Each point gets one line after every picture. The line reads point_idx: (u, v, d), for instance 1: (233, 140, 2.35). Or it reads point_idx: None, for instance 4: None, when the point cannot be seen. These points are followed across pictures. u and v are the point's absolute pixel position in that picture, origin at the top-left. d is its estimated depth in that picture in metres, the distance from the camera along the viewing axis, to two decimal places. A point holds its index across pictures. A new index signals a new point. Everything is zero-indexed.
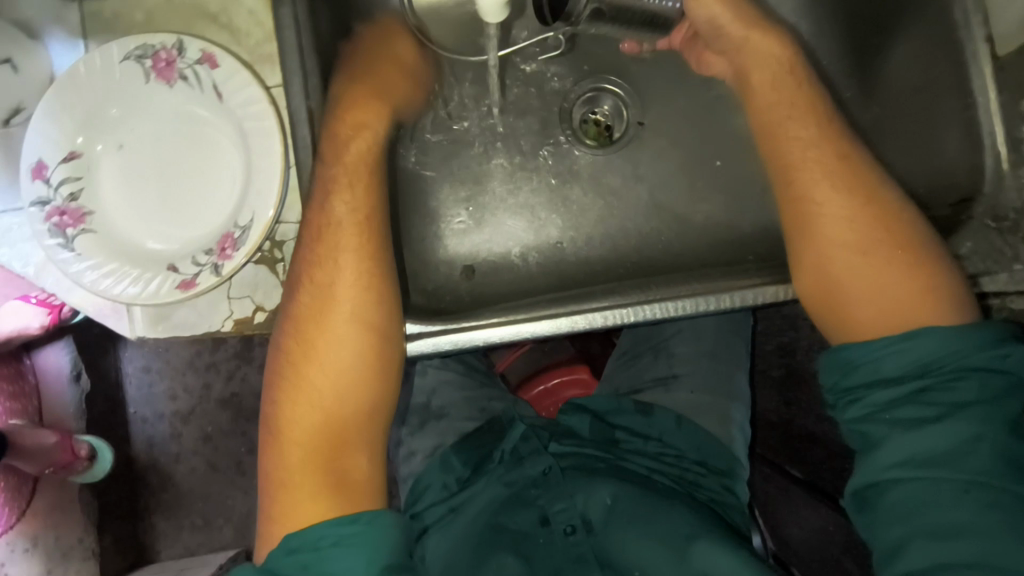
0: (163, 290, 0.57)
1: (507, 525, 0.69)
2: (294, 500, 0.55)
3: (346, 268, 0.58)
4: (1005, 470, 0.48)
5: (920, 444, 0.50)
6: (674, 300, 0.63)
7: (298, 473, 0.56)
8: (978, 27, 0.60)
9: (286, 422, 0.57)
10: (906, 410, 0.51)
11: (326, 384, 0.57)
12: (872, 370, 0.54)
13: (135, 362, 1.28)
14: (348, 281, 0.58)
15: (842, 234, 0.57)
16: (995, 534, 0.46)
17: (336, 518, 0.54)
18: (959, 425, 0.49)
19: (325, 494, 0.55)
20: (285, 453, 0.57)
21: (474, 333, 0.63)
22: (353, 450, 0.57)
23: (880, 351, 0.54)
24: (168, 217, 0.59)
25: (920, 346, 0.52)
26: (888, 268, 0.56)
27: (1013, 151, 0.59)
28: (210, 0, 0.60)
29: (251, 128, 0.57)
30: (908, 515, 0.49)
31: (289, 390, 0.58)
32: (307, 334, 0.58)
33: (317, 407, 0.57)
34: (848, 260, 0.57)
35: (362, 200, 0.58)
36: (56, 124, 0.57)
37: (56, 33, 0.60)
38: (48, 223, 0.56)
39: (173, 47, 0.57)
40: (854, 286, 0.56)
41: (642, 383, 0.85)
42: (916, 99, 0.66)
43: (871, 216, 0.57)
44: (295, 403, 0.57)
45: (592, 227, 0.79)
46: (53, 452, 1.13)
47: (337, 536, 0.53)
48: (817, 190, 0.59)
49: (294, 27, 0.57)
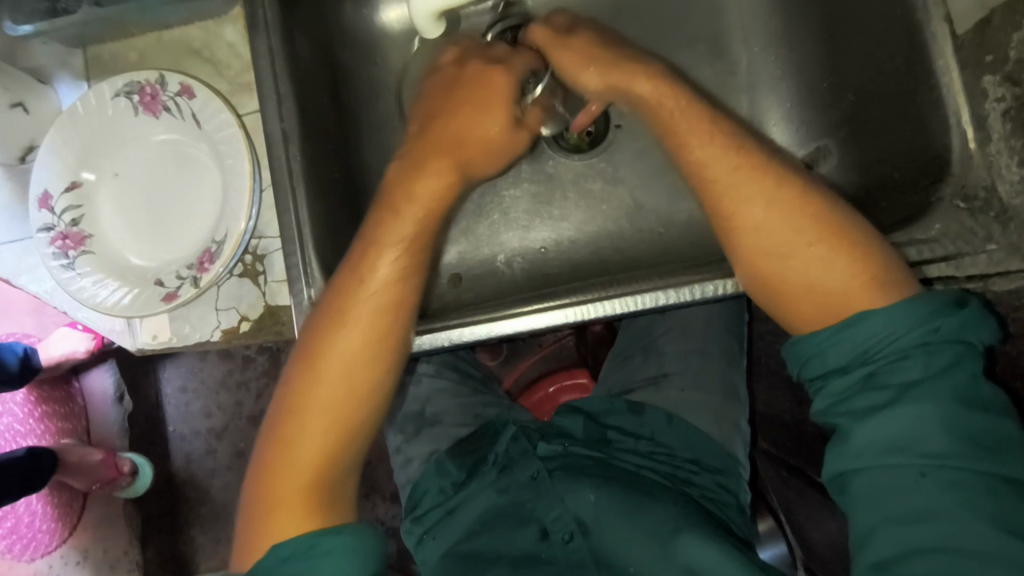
0: (148, 303, 0.61)
1: (508, 552, 0.66)
2: (283, 517, 0.54)
3: (377, 282, 0.58)
4: (961, 445, 0.47)
5: (876, 434, 0.49)
6: (635, 294, 0.64)
7: (293, 483, 0.55)
8: (936, 6, 0.59)
9: (296, 441, 0.55)
10: (860, 399, 0.50)
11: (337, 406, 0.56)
12: (822, 360, 0.53)
13: (172, 384, 1.37)
14: (378, 291, 0.58)
15: (766, 239, 0.56)
16: (959, 514, 0.46)
17: (317, 530, 0.53)
18: (909, 409, 0.48)
19: (313, 512, 0.54)
20: (289, 467, 0.55)
21: (439, 334, 0.65)
22: (349, 460, 0.57)
23: (825, 341, 0.53)
24: (156, 237, 0.64)
25: (861, 332, 0.51)
26: (819, 259, 0.54)
27: (979, 128, 0.57)
28: (195, 37, 0.65)
29: (224, 150, 0.61)
30: (874, 503, 0.49)
31: (294, 411, 0.56)
32: (328, 350, 0.57)
33: (326, 414, 0.56)
34: (779, 263, 0.55)
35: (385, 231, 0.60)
36: (59, 158, 0.63)
37: (63, 77, 0.67)
38: (52, 246, 0.62)
39: (156, 82, 0.62)
40: (803, 282, 0.55)
41: (633, 383, 0.86)
42: (890, 90, 0.65)
43: (792, 212, 0.55)
44: (304, 419, 0.56)
45: (576, 231, 0.81)
46: (98, 468, 1.26)
47: (329, 546, 0.53)
48: (735, 201, 0.57)
49: (269, 57, 0.62)
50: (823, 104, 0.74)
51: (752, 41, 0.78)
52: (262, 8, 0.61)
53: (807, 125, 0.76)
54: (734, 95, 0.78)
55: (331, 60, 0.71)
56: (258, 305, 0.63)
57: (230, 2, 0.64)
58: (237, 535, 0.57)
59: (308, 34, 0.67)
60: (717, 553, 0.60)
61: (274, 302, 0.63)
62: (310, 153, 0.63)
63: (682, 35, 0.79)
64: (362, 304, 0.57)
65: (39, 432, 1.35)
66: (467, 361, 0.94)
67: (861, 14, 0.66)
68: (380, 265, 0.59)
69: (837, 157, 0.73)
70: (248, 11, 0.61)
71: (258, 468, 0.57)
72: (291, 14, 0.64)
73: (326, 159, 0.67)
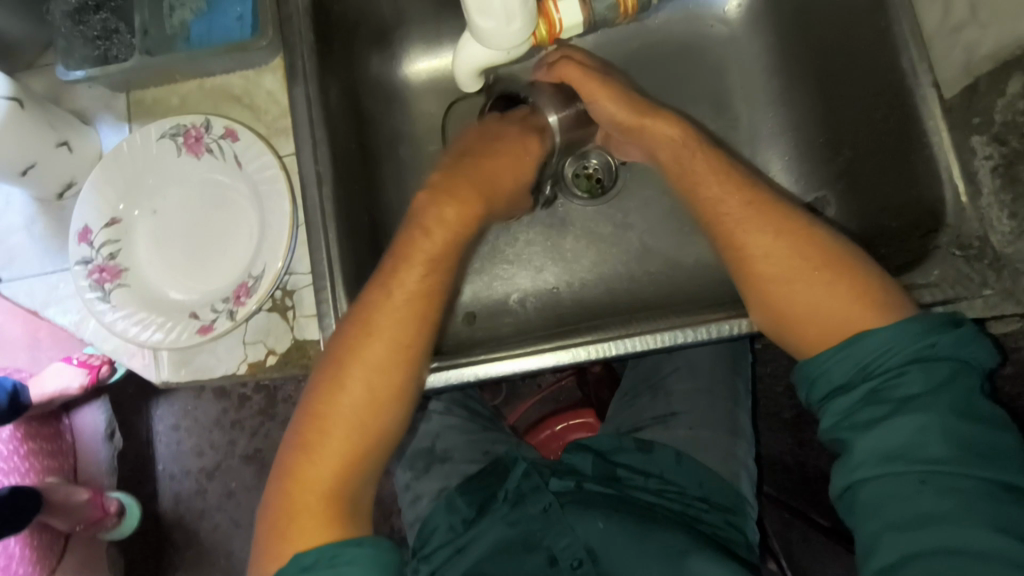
0: (184, 336, 0.63)
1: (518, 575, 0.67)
2: (303, 522, 0.55)
3: (403, 301, 0.61)
4: (960, 453, 0.48)
5: (877, 443, 0.50)
6: (653, 333, 0.67)
7: (310, 497, 0.56)
8: (924, 73, 0.64)
9: (308, 443, 0.58)
10: (861, 412, 0.52)
11: (349, 415, 0.58)
12: (826, 379, 0.55)
13: (165, 421, 1.35)
14: (408, 309, 0.60)
15: (773, 268, 0.59)
16: (960, 519, 0.46)
17: (345, 539, 0.55)
18: (910, 419, 0.49)
19: (326, 514, 0.55)
20: (305, 472, 0.57)
21: (466, 368, 0.68)
22: (362, 471, 0.58)
23: (828, 360, 0.55)
24: (191, 272, 0.66)
25: (860, 350, 0.53)
26: (820, 285, 0.57)
27: (970, 184, 0.62)
28: (235, 85, 0.69)
29: (264, 191, 0.64)
30: (877, 511, 0.49)
31: (316, 417, 0.58)
32: (345, 355, 0.59)
33: (346, 420, 0.58)
34: (784, 290, 0.58)
35: (407, 263, 0.62)
36: (100, 194, 0.65)
37: (106, 119, 0.70)
38: (89, 279, 0.64)
39: (201, 125, 0.66)
40: (806, 311, 0.57)
41: (642, 422, 0.87)
42: (886, 143, 0.69)
43: (795, 246, 0.59)
44: (315, 418, 0.58)
45: (586, 272, 0.84)
46: (84, 508, 1.22)
47: (352, 555, 0.53)
48: (743, 234, 0.61)
49: (306, 103, 0.65)
50: (823, 157, 0.79)
51: (754, 99, 0.83)
52: (301, 59, 0.65)
53: (808, 175, 0.80)
54: (737, 147, 0.83)
55: (359, 107, 0.75)
56: (286, 339, 0.65)
57: (271, 53, 0.68)
58: (257, 542, 0.58)
59: (341, 83, 0.71)
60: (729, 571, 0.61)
61: (302, 336, 0.65)
62: (341, 194, 0.66)
63: (687, 92, 0.84)
64: (385, 318, 0.60)
65: (24, 471, 1.25)
66: (476, 400, 0.94)
67: (856, 76, 0.71)
68: (407, 283, 0.61)
69: (837, 207, 0.77)
70: (289, 61, 0.65)
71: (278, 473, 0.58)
72: (327, 64, 0.68)
73: (354, 200, 0.69)
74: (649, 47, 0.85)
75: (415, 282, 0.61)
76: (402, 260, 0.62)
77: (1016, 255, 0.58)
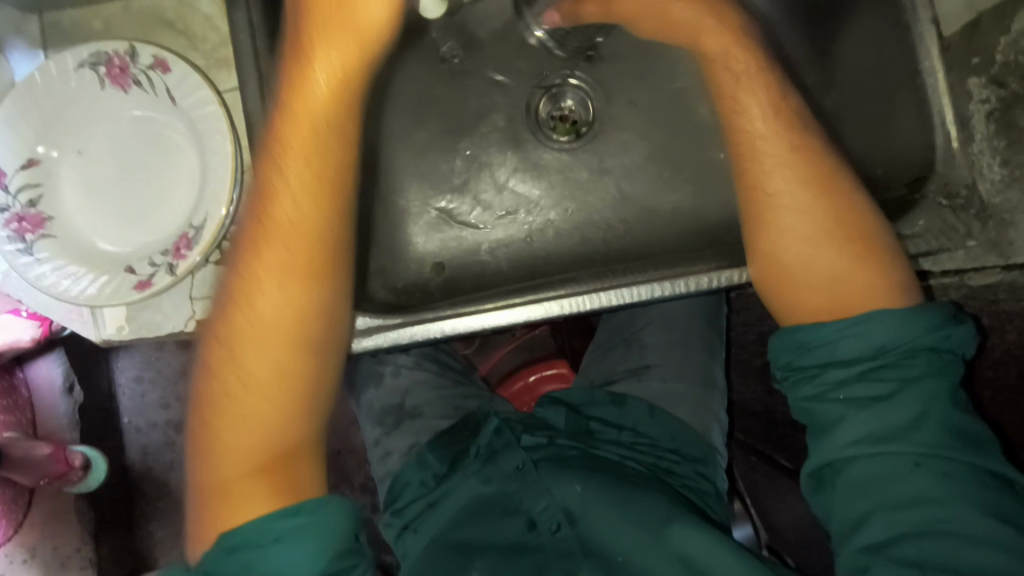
0: (120, 292, 0.58)
1: (495, 542, 0.66)
2: (235, 501, 0.51)
3: (276, 252, 0.54)
4: (953, 439, 0.48)
5: (874, 422, 0.49)
6: (629, 287, 0.64)
7: (241, 475, 0.52)
8: (924, 8, 0.61)
9: (228, 429, 0.53)
10: (860, 389, 0.50)
11: (252, 394, 0.54)
12: (828, 351, 0.52)
13: (127, 373, 1.30)
14: (286, 259, 0.55)
15: (796, 225, 0.56)
16: (951, 502, 0.46)
17: (277, 511, 0.50)
18: (912, 402, 0.49)
19: (266, 488, 0.52)
20: (228, 457, 0.53)
21: (432, 325, 0.64)
22: (295, 441, 0.55)
23: (833, 333, 0.52)
24: (125, 221, 0.60)
25: (869, 328, 0.51)
26: (839, 255, 0.55)
27: (962, 129, 0.60)
28: (167, 8, 0.62)
29: (203, 129, 0.58)
30: (867, 489, 0.49)
31: (222, 403, 0.54)
32: (231, 331, 0.55)
33: (253, 401, 0.54)
34: (799, 248, 0.56)
35: (277, 168, 0.55)
36: (14, 131, 0.58)
37: (17, 46, 0.62)
38: (7, 229, 0.58)
39: (125, 53, 0.58)
40: (812, 276, 0.56)
41: (615, 374, 0.85)
42: (871, 85, 0.66)
43: (823, 207, 0.56)
44: (224, 405, 0.54)
45: (560, 221, 0.80)
46: (46, 463, 1.17)
47: (281, 530, 0.49)
48: (773, 181, 0.58)
49: (248, 30, 0.58)
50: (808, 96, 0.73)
51: None
52: None
53: None
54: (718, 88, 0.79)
55: None
56: None
57: None
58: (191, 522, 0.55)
59: None
60: (719, 544, 0.61)
61: None
62: None
63: None
64: (266, 277, 0.54)
65: None
66: (447, 353, 0.92)
67: (849, 12, 0.66)
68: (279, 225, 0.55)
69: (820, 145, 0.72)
70: None
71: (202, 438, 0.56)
72: None
73: None
74: None
75: (293, 186, 0.54)
76: (264, 204, 0.55)
77: (1003, 205, 0.57)
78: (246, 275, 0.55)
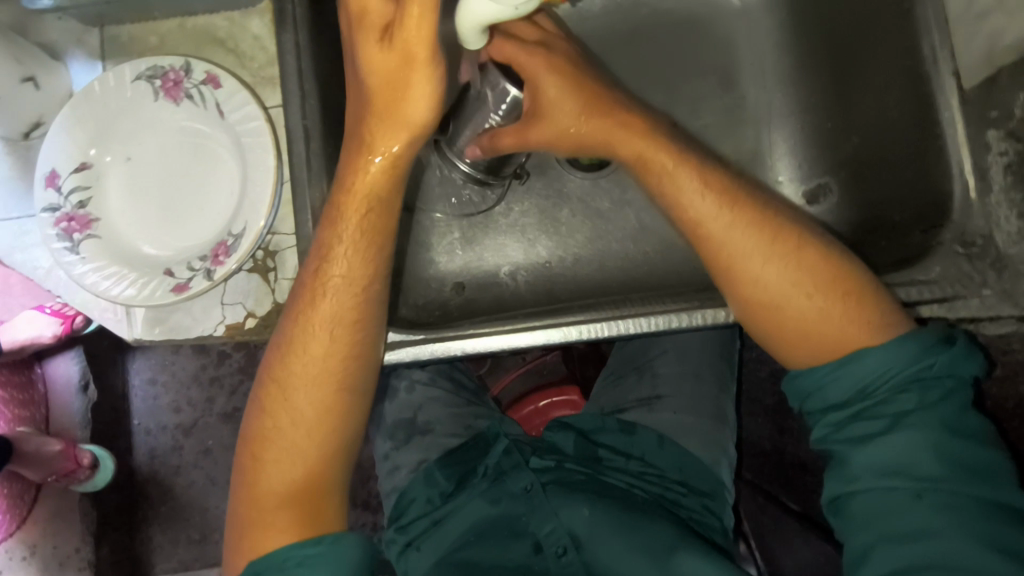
0: (157, 294, 0.60)
1: (499, 564, 0.66)
2: (265, 532, 0.57)
3: (329, 310, 0.58)
4: (953, 470, 0.48)
5: (873, 458, 0.50)
6: (648, 315, 0.65)
7: (276, 510, 0.57)
8: (945, 61, 0.62)
9: (261, 473, 0.59)
10: (857, 427, 0.52)
11: (298, 439, 0.59)
12: (824, 394, 0.54)
13: (141, 374, 1.31)
14: (340, 314, 0.58)
15: (769, 286, 0.56)
16: (954, 534, 0.46)
17: (300, 540, 0.56)
18: (906, 435, 0.49)
19: (297, 523, 0.57)
20: (263, 494, 0.58)
21: (453, 343, 0.65)
22: (329, 483, 0.60)
23: (827, 376, 0.54)
24: (166, 225, 0.63)
25: (859, 368, 0.53)
26: (817, 301, 0.56)
27: (980, 180, 0.60)
28: (220, 28, 0.65)
29: (246, 143, 0.61)
30: (870, 523, 0.49)
31: (259, 446, 0.59)
32: (281, 381, 0.59)
33: (295, 440, 0.59)
34: (780, 307, 0.56)
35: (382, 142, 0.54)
36: (70, 137, 0.61)
37: (77, 55, 0.66)
38: (57, 228, 0.60)
39: (181, 69, 0.61)
40: (802, 328, 0.56)
41: (626, 402, 0.86)
42: (890, 131, 0.69)
43: (784, 259, 0.56)
44: (264, 450, 0.59)
45: (580, 248, 0.82)
46: (57, 460, 1.18)
47: (308, 556, 0.55)
48: (732, 250, 0.57)
49: (295, 52, 0.61)
50: (829, 142, 0.77)
51: (763, 78, 0.80)
52: (291, 4, 0.61)
53: (813, 161, 0.79)
54: (741, 127, 0.81)
55: None
56: (267, 302, 0.63)
57: None
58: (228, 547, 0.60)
59: None
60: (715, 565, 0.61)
61: (283, 300, 0.63)
62: (329, 152, 0.63)
63: (692, 68, 0.81)
64: (315, 335, 0.58)
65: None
66: (462, 371, 0.93)
67: (868, 60, 0.69)
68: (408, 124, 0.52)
69: (838, 196, 0.76)
70: (278, 5, 0.61)
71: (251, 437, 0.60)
72: (321, 9, 0.63)
73: None
74: (658, 18, 0.81)
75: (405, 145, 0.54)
76: (319, 259, 0.57)
77: (1018, 257, 0.57)
78: (301, 330, 0.58)
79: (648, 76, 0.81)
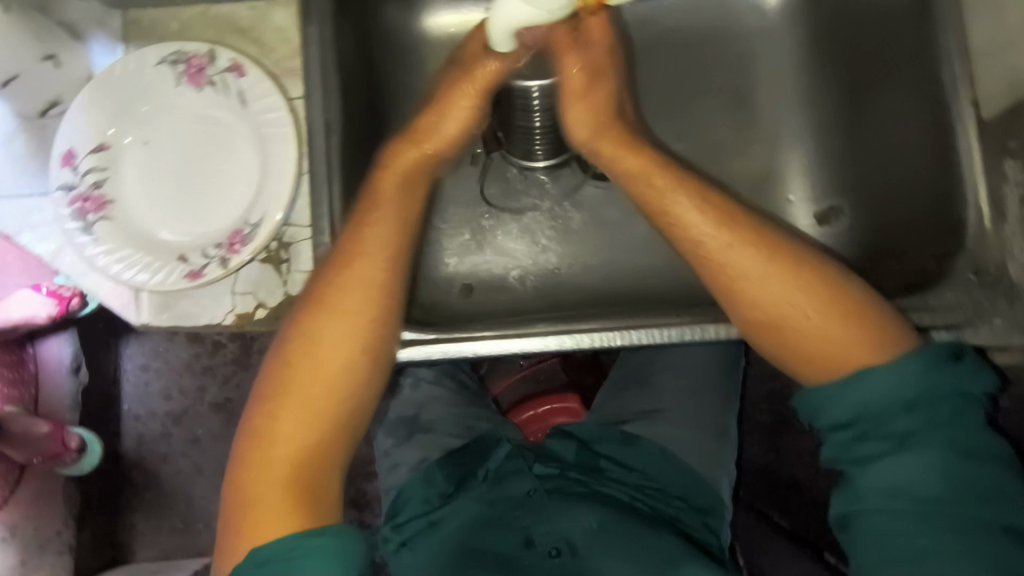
0: (170, 280, 0.60)
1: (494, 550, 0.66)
2: (263, 509, 0.51)
3: (367, 266, 0.58)
4: (958, 492, 0.48)
5: (879, 480, 0.50)
6: (659, 326, 0.65)
7: (278, 486, 0.52)
8: (964, 89, 0.62)
9: (271, 436, 0.53)
10: (864, 447, 0.52)
11: (315, 396, 0.54)
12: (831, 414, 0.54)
13: (134, 360, 1.31)
14: (369, 276, 0.57)
15: (766, 311, 0.56)
16: (957, 556, 0.47)
17: (300, 532, 0.50)
18: (913, 457, 0.49)
19: (299, 505, 0.51)
20: (267, 465, 0.52)
21: (465, 343, 0.66)
22: (331, 463, 0.54)
23: (834, 394, 0.53)
24: (179, 210, 0.62)
25: (867, 389, 0.52)
26: (816, 322, 0.54)
27: (994, 208, 0.61)
28: (243, 17, 0.65)
29: (269, 133, 0.61)
30: (875, 544, 0.50)
31: (276, 400, 0.54)
32: (312, 335, 0.55)
33: (305, 404, 0.54)
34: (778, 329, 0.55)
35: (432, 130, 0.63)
36: (88, 117, 0.61)
37: (98, 36, 0.65)
38: (71, 207, 0.60)
39: (205, 55, 0.62)
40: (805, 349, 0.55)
41: (627, 415, 0.84)
42: (902, 155, 0.70)
43: (779, 279, 0.55)
44: (279, 412, 0.54)
45: (588, 255, 0.82)
46: (44, 441, 1.14)
47: (311, 548, 0.50)
48: (729, 271, 0.56)
49: (319, 44, 0.60)
50: (841, 163, 0.77)
51: (780, 96, 0.80)
52: None
53: (826, 183, 0.78)
54: (756, 144, 0.80)
55: (370, 56, 0.71)
56: (278, 294, 0.62)
57: None
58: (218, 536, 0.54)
59: (354, 29, 0.67)
60: None
61: (293, 292, 0.63)
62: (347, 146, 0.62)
63: (709, 83, 0.81)
64: (351, 286, 0.57)
65: None
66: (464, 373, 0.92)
67: (883, 84, 0.71)
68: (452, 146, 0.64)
69: (850, 217, 0.77)
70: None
71: (255, 402, 0.55)
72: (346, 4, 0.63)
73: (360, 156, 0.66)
74: (678, 31, 0.81)
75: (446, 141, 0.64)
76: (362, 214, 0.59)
77: None
78: (332, 285, 0.57)
79: (665, 90, 0.81)
